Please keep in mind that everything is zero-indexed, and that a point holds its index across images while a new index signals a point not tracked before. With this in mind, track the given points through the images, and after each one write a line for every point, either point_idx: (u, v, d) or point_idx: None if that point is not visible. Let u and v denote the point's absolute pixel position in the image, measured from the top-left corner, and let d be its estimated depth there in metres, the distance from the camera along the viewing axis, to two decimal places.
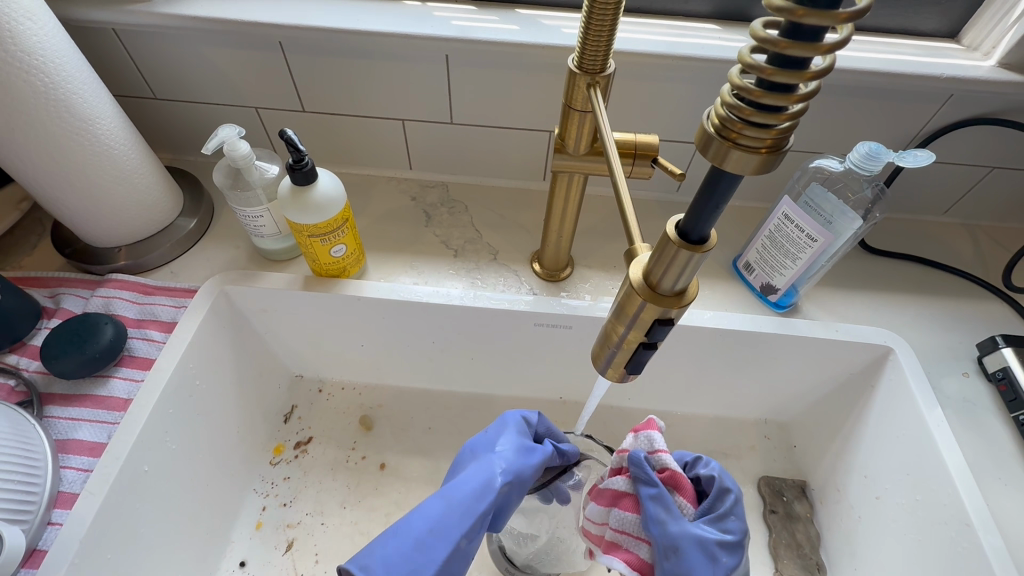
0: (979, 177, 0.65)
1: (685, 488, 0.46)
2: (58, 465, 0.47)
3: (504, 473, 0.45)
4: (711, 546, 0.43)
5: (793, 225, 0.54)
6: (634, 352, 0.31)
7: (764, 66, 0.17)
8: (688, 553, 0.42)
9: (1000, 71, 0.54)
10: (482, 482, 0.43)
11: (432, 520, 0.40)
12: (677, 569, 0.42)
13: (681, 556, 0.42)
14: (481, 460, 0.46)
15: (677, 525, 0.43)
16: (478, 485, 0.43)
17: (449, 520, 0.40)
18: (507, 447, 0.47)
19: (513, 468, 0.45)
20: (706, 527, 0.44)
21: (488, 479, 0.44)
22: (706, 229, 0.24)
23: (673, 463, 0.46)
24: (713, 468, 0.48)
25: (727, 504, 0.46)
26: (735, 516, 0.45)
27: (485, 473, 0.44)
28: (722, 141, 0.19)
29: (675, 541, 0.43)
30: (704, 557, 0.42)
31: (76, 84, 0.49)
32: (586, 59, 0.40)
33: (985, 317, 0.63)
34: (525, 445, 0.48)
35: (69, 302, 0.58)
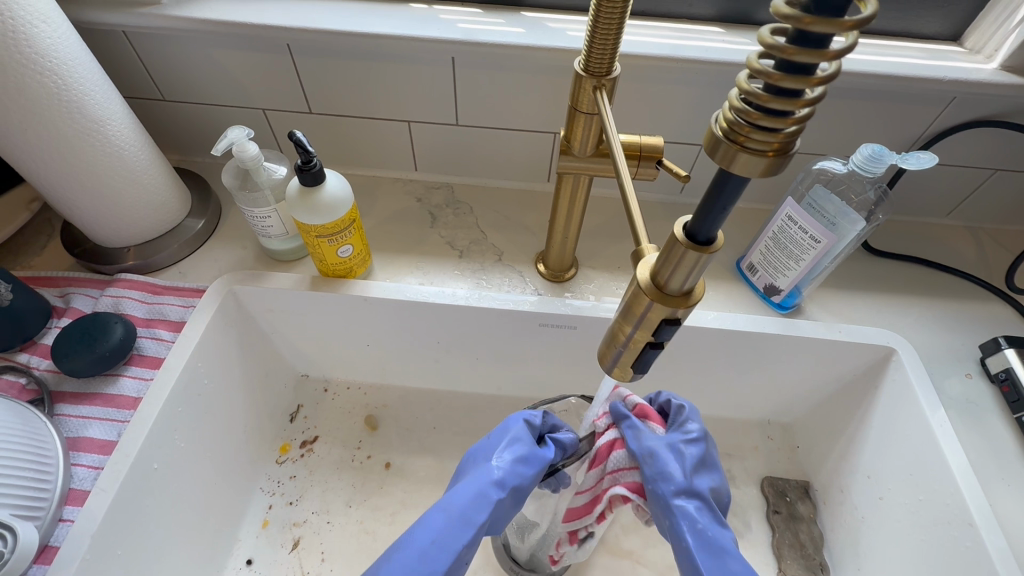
0: (982, 179, 0.65)
1: (652, 410, 0.49)
2: (69, 462, 0.48)
3: (501, 484, 0.44)
4: (678, 444, 0.47)
5: (797, 227, 0.54)
6: (641, 351, 0.31)
7: (771, 72, 0.17)
8: (662, 454, 0.45)
9: (1003, 74, 0.54)
10: (480, 490, 0.43)
11: (435, 532, 0.40)
12: (658, 471, 0.45)
13: (659, 459, 0.45)
14: (479, 468, 0.45)
15: (650, 437, 0.46)
16: (474, 495, 0.43)
17: (448, 534, 0.40)
18: (507, 454, 0.45)
19: (511, 478, 0.44)
20: (671, 434, 0.48)
21: (485, 488, 0.43)
22: (713, 229, 0.24)
23: (639, 397, 0.50)
24: (672, 395, 0.52)
25: (684, 413, 0.49)
26: (694, 420, 0.49)
27: (482, 483, 0.43)
28: (730, 144, 0.19)
29: (650, 448, 0.46)
30: (675, 455, 0.46)
31: (87, 86, 0.50)
32: (592, 62, 0.41)
33: (987, 319, 0.63)
34: (527, 450, 0.46)
35: (79, 302, 0.58)
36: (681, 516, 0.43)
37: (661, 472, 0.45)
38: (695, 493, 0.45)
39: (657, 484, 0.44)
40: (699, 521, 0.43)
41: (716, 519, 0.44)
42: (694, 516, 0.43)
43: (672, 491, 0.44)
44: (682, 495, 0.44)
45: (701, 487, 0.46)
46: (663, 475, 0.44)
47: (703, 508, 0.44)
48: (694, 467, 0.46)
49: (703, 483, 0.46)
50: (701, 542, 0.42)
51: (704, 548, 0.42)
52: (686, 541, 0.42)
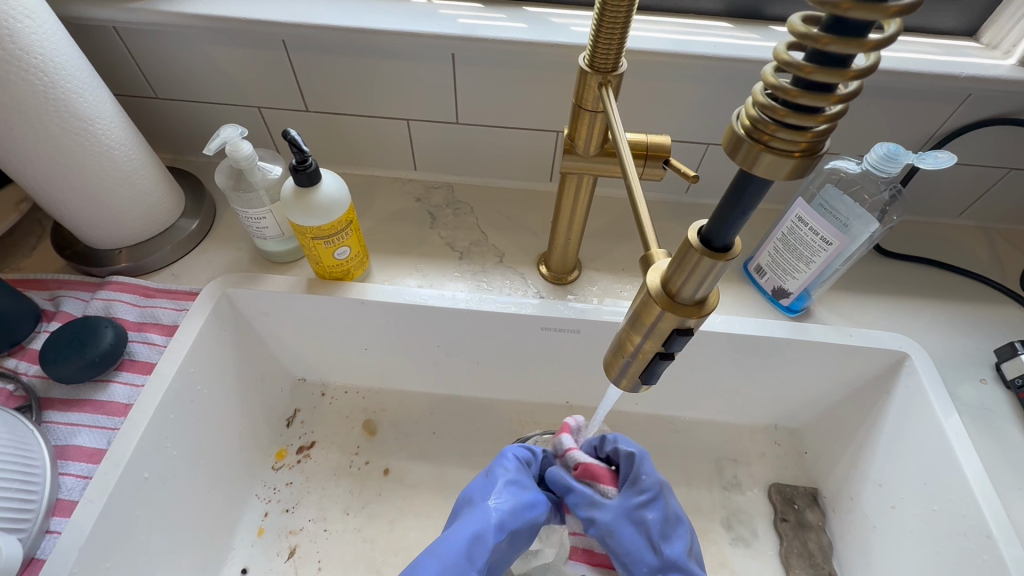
0: (996, 178, 0.64)
1: (598, 472, 0.50)
2: (57, 472, 0.47)
3: (500, 528, 0.45)
4: (633, 513, 0.48)
5: (808, 229, 0.53)
6: (649, 362, 0.30)
7: (802, 64, 0.16)
8: (621, 532, 0.47)
9: (1021, 70, 0.53)
10: (478, 533, 0.44)
11: None
12: (619, 551, 0.47)
13: (618, 536, 0.47)
14: (476, 509, 0.46)
15: (603, 513, 0.48)
16: (472, 537, 0.43)
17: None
18: (507, 496, 0.47)
19: (509, 522, 0.45)
20: (625, 499, 0.48)
21: (484, 530, 0.44)
22: (731, 235, 0.22)
23: (581, 457, 0.51)
24: (619, 440, 0.51)
25: (636, 468, 0.49)
26: (647, 475, 0.49)
27: (480, 525, 0.44)
28: (753, 143, 0.18)
29: (605, 525, 0.48)
30: (633, 527, 0.47)
31: (75, 83, 0.48)
32: (598, 57, 0.39)
33: (1002, 322, 0.61)
34: (524, 494, 0.48)
35: (69, 305, 0.57)
36: None
37: (628, 549, 0.47)
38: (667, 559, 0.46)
39: (630, 565, 0.47)
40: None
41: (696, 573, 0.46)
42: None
43: (646, 572, 0.46)
44: (657, 570, 0.46)
45: (672, 552, 0.46)
46: (628, 556, 0.47)
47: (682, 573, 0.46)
48: (659, 535, 0.47)
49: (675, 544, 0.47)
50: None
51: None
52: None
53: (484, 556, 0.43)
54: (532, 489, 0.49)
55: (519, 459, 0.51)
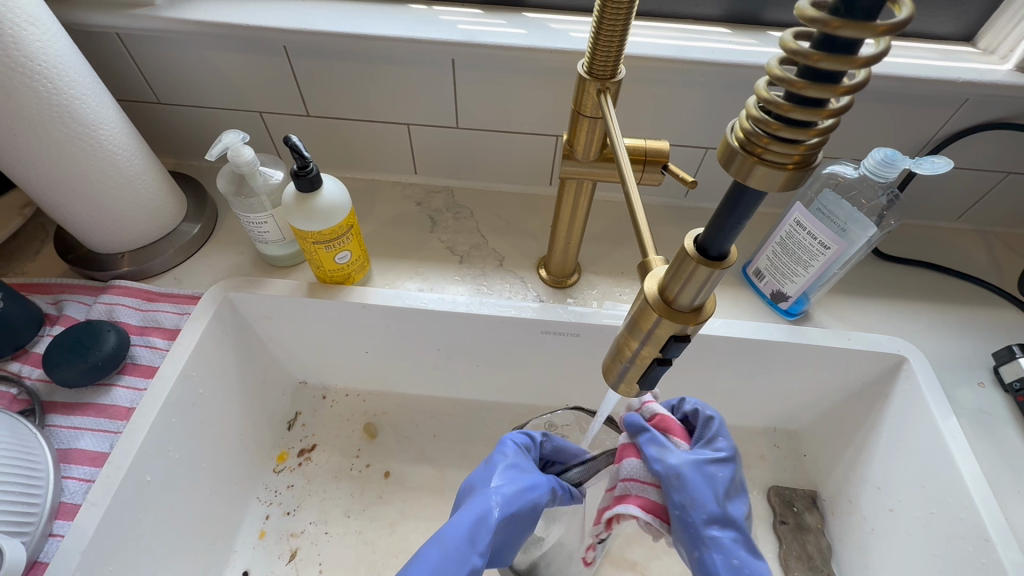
0: (994, 182, 0.64)
1: (674, 424, 0.47)
2: (60, 475, 0.47)
3: (504, 510, 0.43)
4: (705, 465, 0.44)
5: (806, 233, 0.53)
6: (647, 368, 0.30)
7: (793, 79, 0.16)
8: (689, 477, 0.43)
9: (1018, 75, 0.53)
10: (480, 516, 0.41)
11: (430, 568, 0.37)
12: (685, 495, 0.42)
13: (687, 482, 0.43)
14: (477, 495, 0.44)
15: (676, 456, 0.44)
16: (473, 520, 0.41)
17: (447, 569, 0.37)
18: (507, 480, 0.45)
19: (512, 503, 0.43)
20: (698, 452, 0.45)
21: (484, 513, 0.42)
22: (726, 244, 0.23)
23: (659, 408, 0.48)
24: (696, 404, 0.51)
25: (712, 428, 0.48)
26: (723, 437, 0.47)
27: (481, 508, 0.42)
28: (746, 155, 0.18)
29: (675, 470, 0.43)
30: (705, 479, 0.43)
31: (78, 89, 0.48)
32: (596, 65, 0.39)
33: (999, 325, 0.62)
34: (524, 475, 0.46)
35: (72, 309, 0.57)
36: (712, 544, 0.41)
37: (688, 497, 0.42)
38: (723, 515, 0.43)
39: (686, 511, 0.42)
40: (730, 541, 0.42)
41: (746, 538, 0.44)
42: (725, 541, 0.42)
43: (703, 519, 0.42)
44: (717, 523, 0.42)
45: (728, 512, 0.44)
46: (692, 501, 0.42)
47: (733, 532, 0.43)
48: (722, 495, 0.44)
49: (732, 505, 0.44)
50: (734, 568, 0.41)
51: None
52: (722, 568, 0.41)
53: (489, 539, 0.40)
54: (533, 472, 0.47)
55: (518, 445, 0.49)
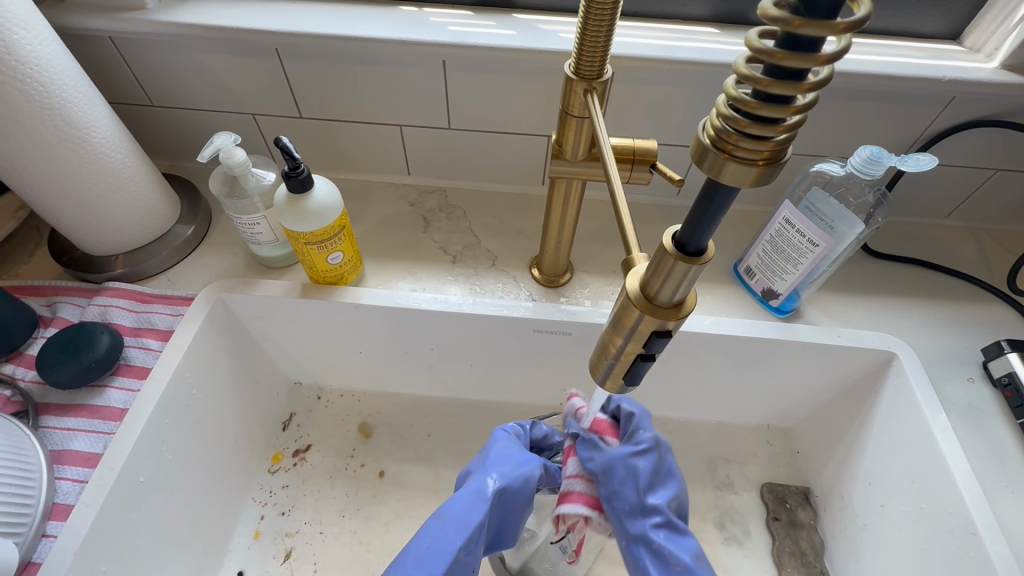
0: (983, 179, 0.64)
1: (605, 425, 0.47)
2: (54, 476, 0.47)
3: (499, 484, 0.43)
4: (628, 460, 0.45)
5: (794, 230, 0.53)
6: (632, 364, 0.30)
7: (760, 77, 0.16)
8: (615, 471, 0.44)
9: (1004, 73, 0.53)
10: (476, 492, 0.43)
11: (430, 537, 0.41)
12: (608, 488, 0.44)
13: (610, 477, 0.44)
14: (476, 473, 0.45)
15: (603, 453, 0.45)
16: (469, 495, 0.43)
17: (443, 537, 0.41)
18: (502, 458, 0.46)
19: (507, 478, 0.44)
20: (624, 446, 0.46)
21: (480, 489, 0.43)
22: (704, 240, 0.23)
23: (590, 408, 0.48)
24: (624, 400, 0.50)
25: (634, 424, 0.47)
26: (645, 429, 0.47)
27: (477, 486, 0.43)
28: (718, 153, 0.18)
29: (603, 466, 0.44)
30: (626, 473, 0.44)
31: (70, 93, 0.49)
32: (583, 65, 0.40)
33: (989, 321, 0.62)
34: (518, 453, 0.46)
35: (66, 311, 0.58)
36: (638, 538, 0.43)
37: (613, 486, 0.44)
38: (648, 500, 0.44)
39: (613, 503, 0.44)
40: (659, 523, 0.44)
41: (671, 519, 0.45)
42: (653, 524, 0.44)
43: (625, 510, 0.44)
44: (638, 514, 0.44)
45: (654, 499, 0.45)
46: (615, 493, 0.44)
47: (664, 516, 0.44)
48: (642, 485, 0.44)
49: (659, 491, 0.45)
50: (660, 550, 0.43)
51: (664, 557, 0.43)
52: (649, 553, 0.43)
53: (483, 511, 0.42)
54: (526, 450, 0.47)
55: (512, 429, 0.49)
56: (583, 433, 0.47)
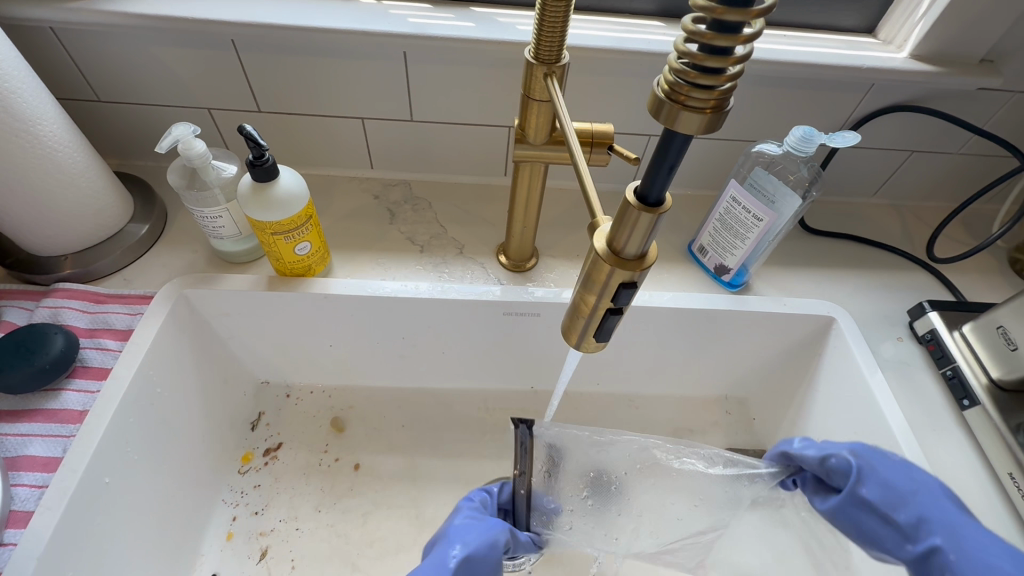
0: (901, 160, 0.71)
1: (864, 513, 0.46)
2: (10, 483, 0.45)
3: (462, 553, 0.47)
4: (854, 496, 0.46)
5: (741, 208, 0.58)
6: (603, 319, 0.32)
7: (704, 31, 0.19)
8: (853, 501, 0.47)
9: (912, 62, 0.60)
10: (437, 565, 0.46)
11: None
12: (866, 486, 0.46)
13: (858, 489, 0.46)
14: (442, 545, 0.49)
15: (863, 492, 0.46)
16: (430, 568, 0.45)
17: None
18: (465, 527, 0.50)
19: (470, 546, 0.48)
20: (852, 500, 0.47)
21: (442, 561, 0.46)
22: (662, 191, 0.26)
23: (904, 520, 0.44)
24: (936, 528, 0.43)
25: (862, 489, 0.46)
26: (871, 474, 0.46)
27: (438, 559, 0.46)
28: (672, 103, 0.21)
29: (852, 501, 0.47)
30: (864, 509, 0.46)
31: (14, 82, 0.47)
32: (542, 50, 0.42)
33: (913, 287, 0.69)
34: (480, 521, 0.51)
35: (12, 315, 0.54)
36: (860, 502, 0.46)
37: (921, 520, 0.44)
38: (912, 519, 0.44)
39: (857, 490, 0.46)
40: (890, 541, 0.45)
41: (951, 506, 0.44)
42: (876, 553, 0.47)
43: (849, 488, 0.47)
44: (857, 484, 0.46)
45: (912, 549, 0.44)
46: (869, 489, 0.46)
47: (905, 549, 0.44)
48: (911, 527, 0.44)
49: (916, 502, 0.44)
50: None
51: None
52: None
53: None
54: (486, 518, 0.52)
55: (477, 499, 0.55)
56: (854, 512, 0.47)
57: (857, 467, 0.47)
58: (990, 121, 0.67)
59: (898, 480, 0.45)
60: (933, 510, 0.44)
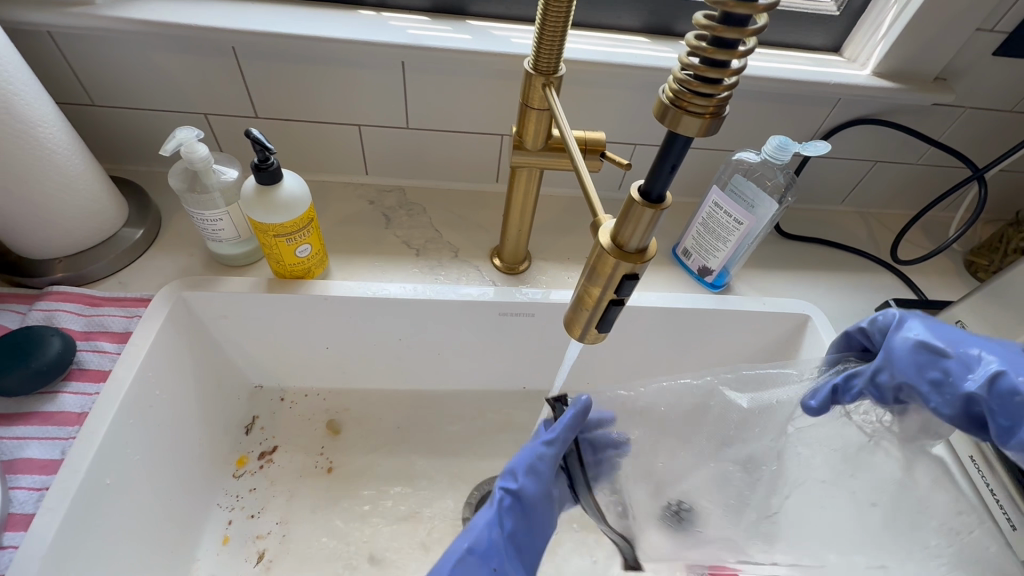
0: (866, 170, 0.77)
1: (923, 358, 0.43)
2: (8, 486, 0.44)
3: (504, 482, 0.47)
4: (919, 340, 0.43)
5: (723, 212, 0.62)
6: (605, 309, 0.35)
7: (706, 47, 0.22)
8: (906, 346, 0.44)
9: (875, 79, 0.65)
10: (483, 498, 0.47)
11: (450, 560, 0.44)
12: (903, 328, 0.45)
13: (915, 329, 0.44)
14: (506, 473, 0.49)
15: (928, 330, 0.44)
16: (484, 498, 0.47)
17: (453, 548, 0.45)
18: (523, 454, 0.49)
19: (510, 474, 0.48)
20: (907, 345, 0.44)
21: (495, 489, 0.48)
22: (663, 188, 0.28)
23: (967, 351, 0.41)
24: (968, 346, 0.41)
25: (901, 330, 0.45)
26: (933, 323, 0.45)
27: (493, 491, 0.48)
28: (676, 108, 0.24)
29: (914, 345, 0.43)
30: (928, 351, 0.42)
31: (16, 84, 0.47)
32: (541, 61, 0.45)
33: (879, 287, 0.74)
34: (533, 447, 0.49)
35: (4, 318, 0.54)
36: (930, 349, 0.42)
37: (987, 351, 0.41)
38: (974, 350, 0.41)
39: (908, 333, 0.44)
40: (956, 375, 0.41)
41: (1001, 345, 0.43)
42: (937, 412, 0.42)
43: (898, 339, 0.45)
44: (916, 328, 0.44)
45: (978, 376, 0.39)
46: (912, 331, 0.44)
47: (969, 380, 0.40)
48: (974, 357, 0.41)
49: (973, 341, 0.42)
50: (1001, 412, 0.38)
51: (1012, 425, 0.38)
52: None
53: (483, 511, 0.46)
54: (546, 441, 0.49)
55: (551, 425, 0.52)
56: (922, 358, 0.43)
57: (897, 315, 0.47)
58: (945, 133, 0.73)
59: (941, 327, 0.44)
60: (995, 344, 0.41)
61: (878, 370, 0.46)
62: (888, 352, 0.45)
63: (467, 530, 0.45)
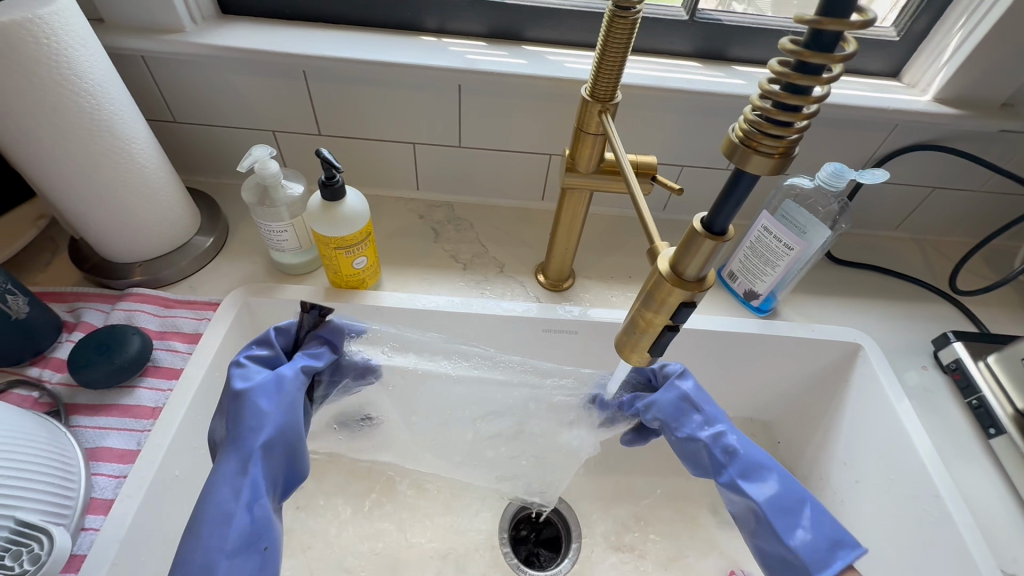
0: (924, 195, 0.74)
1: (671, 404, 0.49)
2: (90, 472, 0.48)
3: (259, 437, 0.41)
4: (680, 390, 0.49)
5: (772, 236, 0.61)
6: (659, 335, 0.36)
7: (779, 91, 0.23)
8: (670, 396, 0.49)
9: (936, 105, 0.64)
10: (236, 461, 0.40)
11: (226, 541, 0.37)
12: (678, 378, 0.51)
13: (683, 380, 0.51)
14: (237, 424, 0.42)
15: (688, 383, 0.50)
16: (240, 458, 0.40)
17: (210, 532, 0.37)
18: (261, 398, 0.43)
19: (253, 418, 0.42)
20: (669, 390, 0.50)
21: (239, 445, 0.40)
22: (726, 222, 0.29)
23: (707, 408, 0.49)
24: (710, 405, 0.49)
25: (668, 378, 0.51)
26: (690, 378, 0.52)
27: (236, 449, 0.40)
28: (745, 148, 0.24)
29: (677, 393, 0.49)
30: (682, 400, 0.49)
31: (117, 106, 0.52)
32: (598, 89, 0.46)
33: (937, 318, 0.71)
34: (267, 386, 0.43)
35: (90, 316, 0.59)
36: (687, 399, 0.49)
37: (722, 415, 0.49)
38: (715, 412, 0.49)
39: (679, 382, 0.50)
40: (700, 426, 0.48)
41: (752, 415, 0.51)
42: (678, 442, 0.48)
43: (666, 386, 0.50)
44: (681, 380, 0.50)
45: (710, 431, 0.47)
46: (678, 382, 0.50)
47: (709, 433, 0.47)
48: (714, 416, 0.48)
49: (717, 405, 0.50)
50: (721, 461, 0.46)
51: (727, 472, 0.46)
52: (740, 505, 0.46)
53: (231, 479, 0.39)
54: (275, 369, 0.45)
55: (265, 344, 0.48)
56: (676, 404, 0.49)
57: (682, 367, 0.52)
58: (1010, 161, 0.70)
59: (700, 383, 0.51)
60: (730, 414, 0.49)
61: (647, 402, 0.50)
62: (662, 392, 0.50)
63: (229, 534, 0.37)
